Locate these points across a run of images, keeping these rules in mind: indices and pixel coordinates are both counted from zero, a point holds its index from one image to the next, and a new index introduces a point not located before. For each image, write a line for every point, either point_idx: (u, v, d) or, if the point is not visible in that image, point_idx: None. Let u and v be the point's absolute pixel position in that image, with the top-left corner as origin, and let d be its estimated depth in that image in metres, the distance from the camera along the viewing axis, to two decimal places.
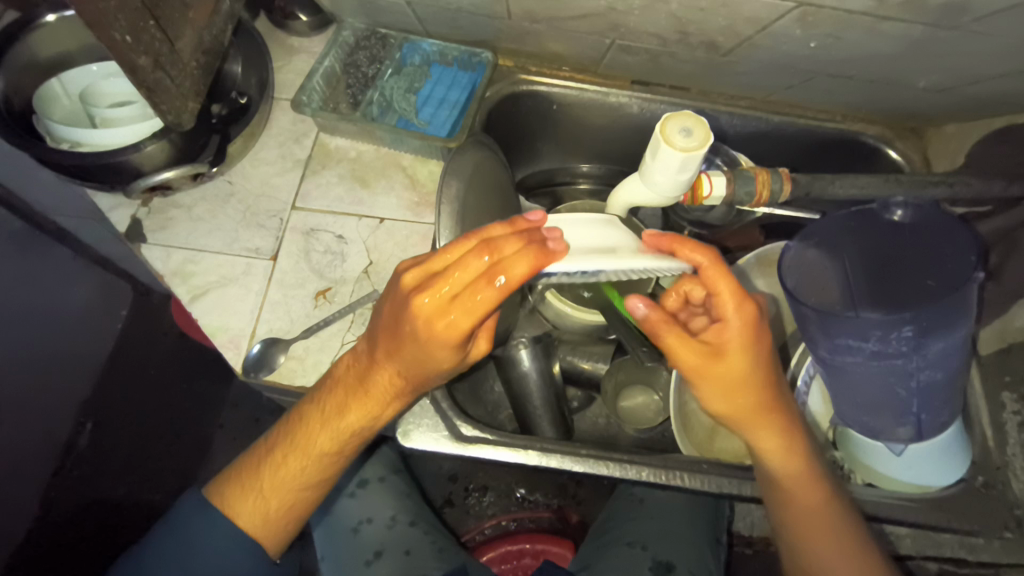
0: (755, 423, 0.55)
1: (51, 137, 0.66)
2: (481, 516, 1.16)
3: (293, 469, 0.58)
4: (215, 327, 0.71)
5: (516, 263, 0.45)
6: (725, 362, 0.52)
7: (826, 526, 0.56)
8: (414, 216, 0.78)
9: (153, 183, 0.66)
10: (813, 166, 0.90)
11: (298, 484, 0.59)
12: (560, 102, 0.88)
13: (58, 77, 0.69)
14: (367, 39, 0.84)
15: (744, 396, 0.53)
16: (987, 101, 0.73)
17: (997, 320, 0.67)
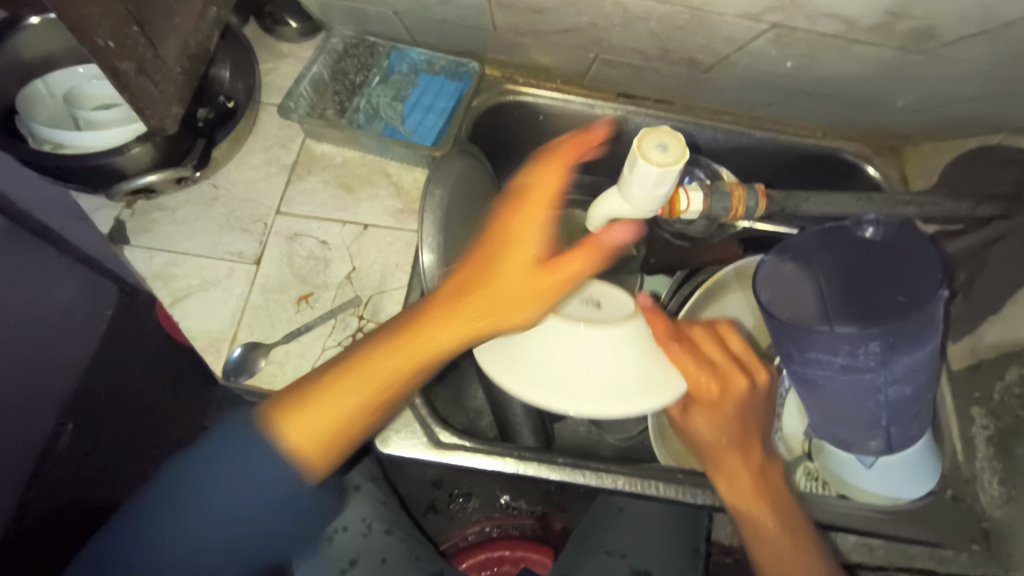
0: (729, 464, 0.60)
1: (34, 140, 0.66)
2: (465, 523, 1.12)
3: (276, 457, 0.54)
4: (196, 331, 0.71)
5: (573, 259, 0.56)
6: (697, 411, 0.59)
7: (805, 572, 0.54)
8: (398, 224, 0.79)
9: (136, 186, 0.67)
10: (793, 182, 0.92)
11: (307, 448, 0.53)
12: (546, 112, 0.89)
13: (41, 77, 0.69)
14: (356, 47, 0.85)
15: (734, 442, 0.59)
16: (960, 122, 0.75)
17: (969, 337, 0.70)
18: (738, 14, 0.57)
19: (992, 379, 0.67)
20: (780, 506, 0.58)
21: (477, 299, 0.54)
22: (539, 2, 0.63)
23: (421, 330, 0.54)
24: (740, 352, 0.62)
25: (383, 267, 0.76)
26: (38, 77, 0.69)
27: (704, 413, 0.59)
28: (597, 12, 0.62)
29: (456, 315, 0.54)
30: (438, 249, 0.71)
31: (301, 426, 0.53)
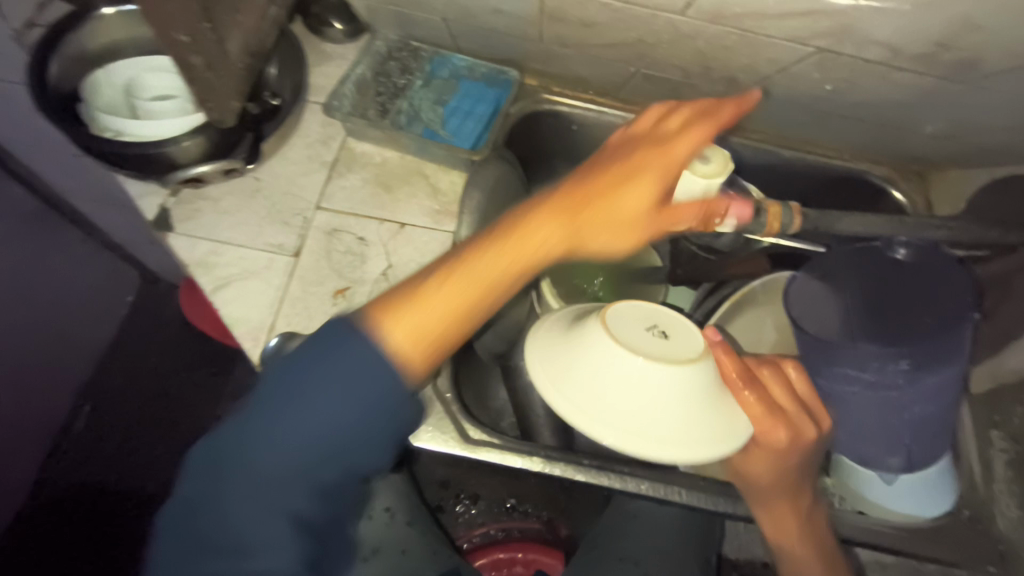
0: (772, 498, 0.59)
1: (95, 126, 0.69)
2: (471, 524, 1.13)
3: None
4: (236, 318, 0.73)
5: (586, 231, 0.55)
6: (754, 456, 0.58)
7: None
8: (434, 224, 0.81)
9: (188, 176, 0.69)
10: (820, 202, 0.94)
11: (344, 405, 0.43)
12: (579, 122, 0.92)
13: (103, 67, 0.72)
14: (400, 51, 0.88)
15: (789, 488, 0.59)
16: (988, 151, 0.76)
17: (989, 361, 0.71)
18: (785, 36, 0.60)
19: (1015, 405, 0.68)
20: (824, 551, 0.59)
21: (510, 248, 0.50)
22: (588, 15, 0.65)
23: (461, 275, 0.48)
24: (807, 397, 0.61)
25: (419, 266, 0.78)
26: (101, 67, 0.72)
27: (760, 454, 0.57)
28: (646, 28, 0.64)
29: (507, 267, 0.49)
30: None
31: (404, 321, 0.45)
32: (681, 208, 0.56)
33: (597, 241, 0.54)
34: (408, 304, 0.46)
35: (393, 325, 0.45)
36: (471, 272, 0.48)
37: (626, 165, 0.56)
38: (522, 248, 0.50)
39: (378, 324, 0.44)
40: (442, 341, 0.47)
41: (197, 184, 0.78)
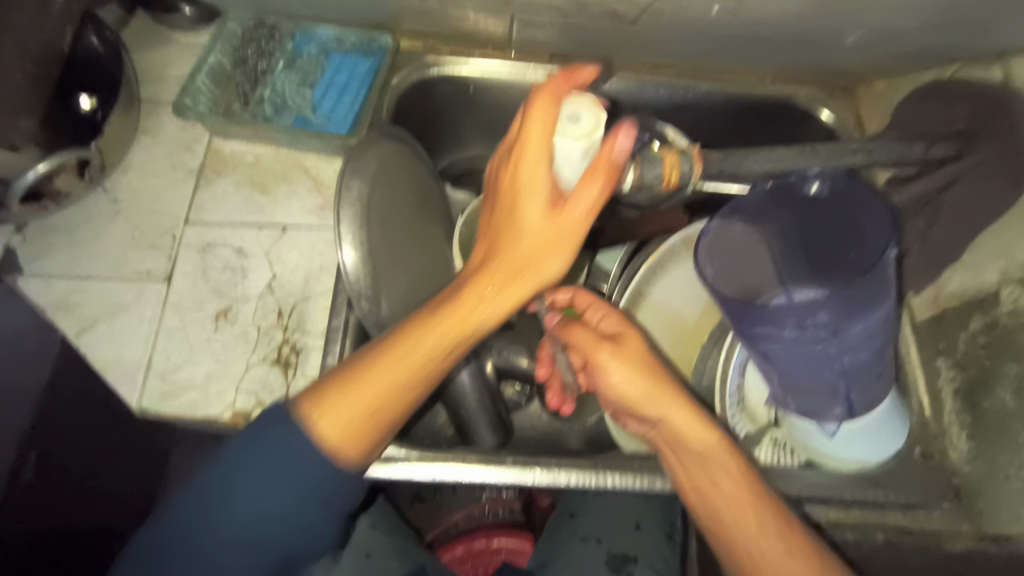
0: (725, 480, 0.51)
1: None
2: (453, 509, 1.02)
3: (363, 396, 0.49)
4: (107, 361, 0.65)
5: None
6: (624, 378, 0.51)
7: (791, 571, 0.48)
8: (319, 221, 0.73)
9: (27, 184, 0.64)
10: (730, 144, 0.85)
11: (393, 413, 0.51)
12: (477, 84, 0.80)
13: None
14: (256, 30, 0.77)
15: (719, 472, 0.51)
16: (911, 54, 0.70)
17: (931, 284, 0.67)
18: None
19: (957, 329, 0.64)
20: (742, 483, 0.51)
21: None
22: None
23: (445, 335, 0.50)
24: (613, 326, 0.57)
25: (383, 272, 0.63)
26: None
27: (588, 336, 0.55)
28: None
29: (512, 271, 0.50)
30: (360, 247, 0.64)
31: None
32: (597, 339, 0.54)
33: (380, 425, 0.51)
34: (343, 390, 0.49)
35: (315, 412, 0.49)
36: (375, 379, 0.49)
37: (535, 155, 0.49)
38: (551, 254, 0.50)
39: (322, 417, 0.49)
40: (388, 419, 0.51)
41: (54, 201, 0.69)
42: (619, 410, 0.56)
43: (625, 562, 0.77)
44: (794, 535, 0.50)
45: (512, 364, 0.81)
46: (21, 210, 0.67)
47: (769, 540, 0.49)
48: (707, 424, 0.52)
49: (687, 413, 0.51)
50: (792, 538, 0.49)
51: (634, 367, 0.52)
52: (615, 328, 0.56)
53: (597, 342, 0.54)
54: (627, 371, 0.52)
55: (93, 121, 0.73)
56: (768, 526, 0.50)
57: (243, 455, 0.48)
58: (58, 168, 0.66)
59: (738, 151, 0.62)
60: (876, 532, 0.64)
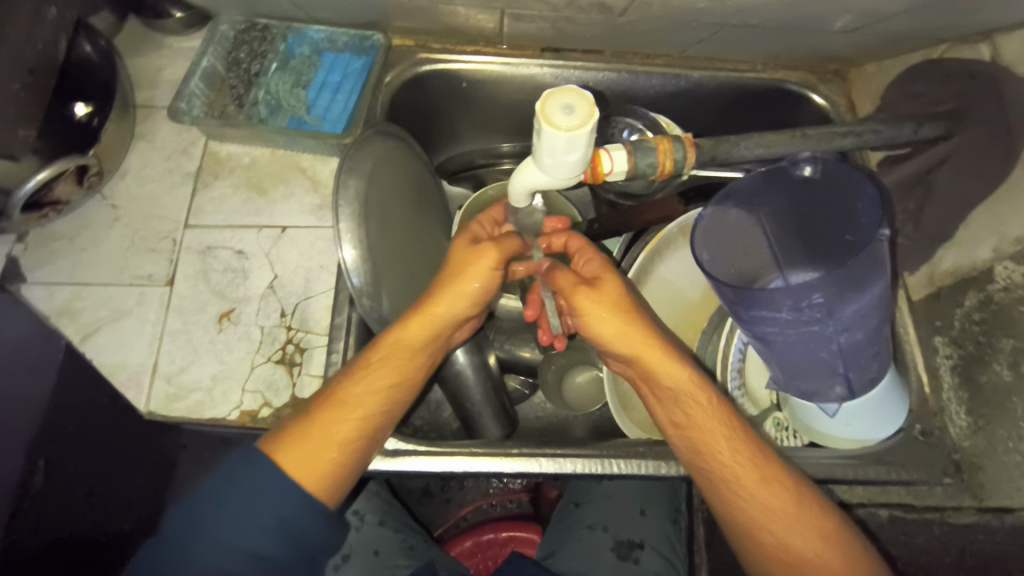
0: (704, 416, 0.56)
1: None
2: (461, 504, 1.03)
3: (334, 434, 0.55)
4: (113, 366, 0.66)
5: None
6: (600, 322, 0.56)
7: (794, 522, 0.54)
8: (318, 221, 0.73)
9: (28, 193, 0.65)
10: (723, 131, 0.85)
11: (335, 459, 0.55)
12: (469, 79, 0.81)
13: None
14: (247, 32, 0.77)
15: (720, 428, 0.56)
16: (899, 36, 0.70)
17: (927, 263, 0.67)
18: None
19: (952, 306, 0.65)
20: (742, 438, 0.56)
21: None
22: None
23: (375, 368, 0.57)
24: (593, 271, 0.60)
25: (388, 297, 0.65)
26: None
27: (568, 278, 0.59)
28: None
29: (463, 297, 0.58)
30: (359, 247, 0.64)
31: None
32: (575, 281, 0.58)
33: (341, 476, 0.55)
34: (301, 435, 0.55)
35: (279, 449, 0.54)
36: (334, 425, 0.55)
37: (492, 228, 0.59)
38: (462, 283, 0.58)
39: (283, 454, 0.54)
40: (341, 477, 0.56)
41: (56, 208, 0.70)
42: (596, 350, 0.61)
43: (634, 547, 0.78)
44: (763, 455, 0.56)
45: (515, 356, 0.82)
46: (21, 219, 0.68)
47: (774, 491, 0.54)
48: (678, 361, 0.57)
49: (663, 358, 0.56)
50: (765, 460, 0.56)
51: (606, 305, 0.56)
52: (596, 270, 0.60)
53: (574, 285, 0.58)
54: (604, 317, 0.56)
55: (88, 128, 0.73)
56: (745, 450, 0.56)
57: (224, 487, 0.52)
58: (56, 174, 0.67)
59: (730, 137, 0.62)
60: (880, 510, 0.67)
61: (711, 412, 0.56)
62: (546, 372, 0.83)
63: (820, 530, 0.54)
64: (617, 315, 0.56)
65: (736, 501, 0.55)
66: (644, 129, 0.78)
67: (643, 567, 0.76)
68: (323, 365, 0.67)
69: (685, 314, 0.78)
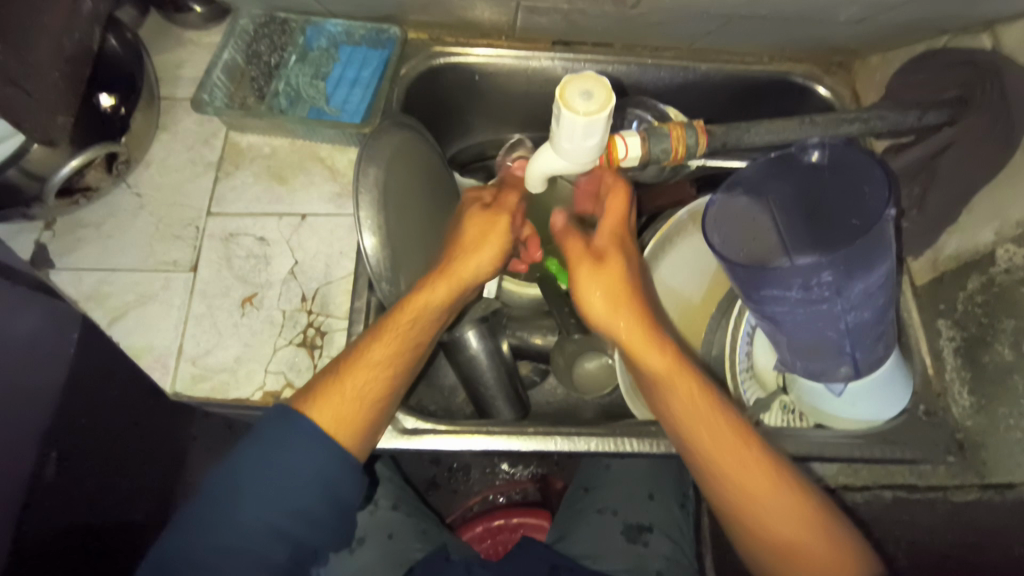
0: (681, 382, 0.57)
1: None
2: (469, 495, 1.05)
3: (363, 378, 0.57)
4: (140, 348, 0.68)
5: None
6: (593, 297, 0.56)
7: (767, 495, 0.54)
8: (337, 209, 0.75)
9: (64, 178, 0.67)
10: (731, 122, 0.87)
11: (363, 408, 0.56)
12: (481, 72, 0.83)
13: None
14: (266, 26, 0.80)
15: (700, 404, 0.56)
16: (903, 28, 0.72)
17: (930, 249, 0.69)
18: None
19: (955, 289, 0.67)
20: (722, 415, 0.57)
21: None
22: None
23: (403, 326, 0.58)
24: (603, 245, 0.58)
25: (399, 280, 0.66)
26: None
27: (580, 253, 0.58)
28: None
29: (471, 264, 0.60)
30: (379, 231, 0.66)
31: None
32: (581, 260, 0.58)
33: (367, 427, 0.57)
34: (327, 382, 0.56)
35: (306, 404, 0.55)
36: (361, 371, 0.57)
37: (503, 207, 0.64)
38: (481, 251, 0.61)
39: (306, 403, 0.55)
40: (366, 427, 0.57)
41: (83, 195, 0.72)
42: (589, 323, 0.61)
43: (643, 529, 0.79)
44: (739, 425, 0.57)
45: (527, 343, 0.84)
46: (54, 205, 0.71)
47: (751, 464, 0.55)
48: (665, 340, 0.57)
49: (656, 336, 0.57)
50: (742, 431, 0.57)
51: (606, 286, 0.56)
52: (605, 243, 0.58)
53: (581, 256, 0.58)
54: (598, 292, 0.56)
55: (116, 118, 0.75)
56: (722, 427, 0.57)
57: (256, 450, 0.53)
58: (87, 162, 0.70)
59: (739, 125, 0.64)
60: (884, 492, 0.70)
61: (695, 393, 0.56)
62: (556, 357, 0.83)
63: (796, 504, 0.54)
64: (610, 294, 0.56)
65: (706, 467, 0.56)
66: (654, 119, 0.80)
67: (653, 550, 0.77)
68: (344, 348, 0.69)
69: (696, 297, 0.79)
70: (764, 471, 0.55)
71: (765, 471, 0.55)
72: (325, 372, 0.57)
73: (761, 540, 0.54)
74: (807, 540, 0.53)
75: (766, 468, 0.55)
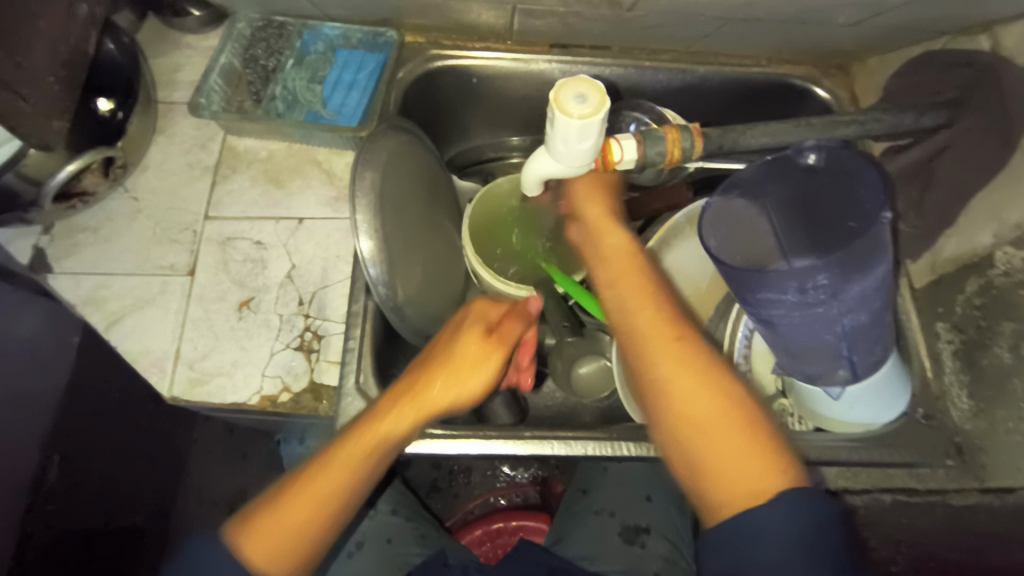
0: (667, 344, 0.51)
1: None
2: (469, 498, 1.05)
3: (304, 512, 0.52)
4: (137, 353, 0.68)
5: None
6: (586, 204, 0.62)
7: (699, 389, 0.49)
8: (334, 212, 0.75)
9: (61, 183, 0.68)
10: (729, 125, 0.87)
11: (314, 523, 0.52)
12: (478, 75, 0.82)
13: None
14: (264, 30, 0.80)
15: (648, 302, 0.54)
16: (900, 29, 0.72)
17: (929, 251, 0.69)
18: None
19: (954, 292, 0.66)
20: (669, 309, 0.54)
21: None
22: None
23: (358, 451, 0.54)
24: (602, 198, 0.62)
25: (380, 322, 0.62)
26: None
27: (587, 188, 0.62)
28: None
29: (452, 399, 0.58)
30: (376, 235, 0.66)
31: None
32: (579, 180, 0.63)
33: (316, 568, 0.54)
34: (283, 500, 0.53)
35: (244, 534, 0.51)
36: (302, 516, 0.52)
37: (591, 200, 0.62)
38: (466, 379, 0.59)
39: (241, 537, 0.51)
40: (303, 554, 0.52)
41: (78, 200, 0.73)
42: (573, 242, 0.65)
43: (640, 531, 0.79)
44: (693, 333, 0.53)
45: None
46: (51, 210, 0.71)
47: (689, 358, 0.51)
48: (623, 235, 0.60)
49: (668, 335, 0.52)
50: (709, 364, 0.51)
51: (590, 197, 0.62)
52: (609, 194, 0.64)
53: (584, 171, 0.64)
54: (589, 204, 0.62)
55: (113, 121, 0.76)
56: (718, 407, 0.48)
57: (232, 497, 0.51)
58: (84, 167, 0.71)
59: (736, 127, 0.64)
60: (884, 496, 0.67)
61: (643, 283, 0.56)
62: (556, 362, 0.83)
63: (729, 404, 0.49)
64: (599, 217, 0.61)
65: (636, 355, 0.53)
66: (651, 122, 0.80)
67: (649, 551, 0.77)
68: (341, 352, 0.69)
69: (694, 300, 0.79)
70: (702, 364, 0.50)
71: (709, 371, 0.50)
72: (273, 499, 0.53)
73: (678, 437, 0.49)
74: (726, 446, 0.47)
75: (710, 371, 0.50)
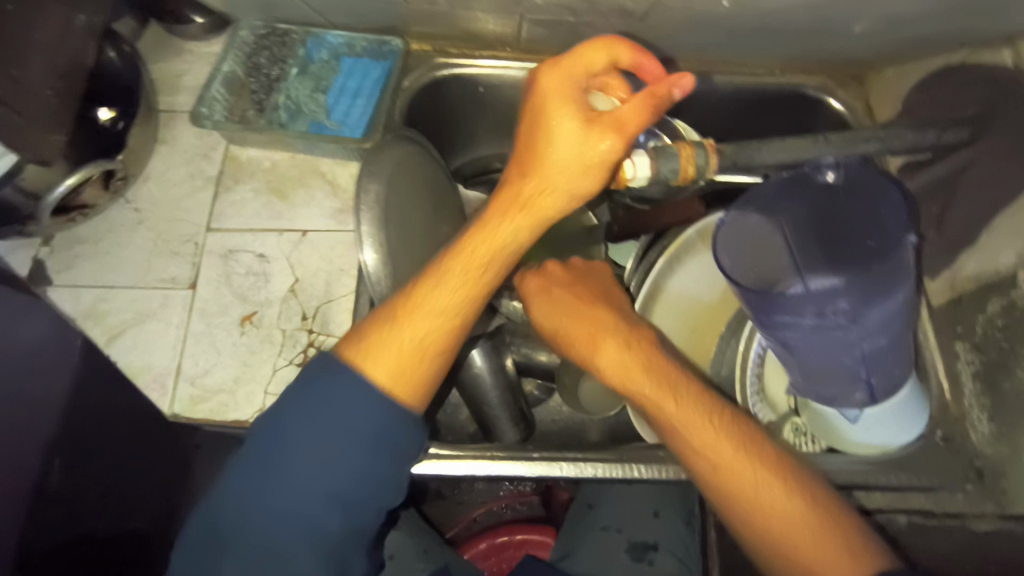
0: (713, 438, 0.52)
1: None
2: (472, 505, 1.03)
3: (426, 321, 0.51)
4: (137, 368, 0.67)
5: None
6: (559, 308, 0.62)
7: (741, 461, 0.51)
8: (338, 224, 0.74)
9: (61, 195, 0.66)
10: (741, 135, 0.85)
11: (439, 326, 0.51)
12: (484, 84, 0.81)
13: None
14: (267, 38, 0.79)
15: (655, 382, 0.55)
16: (919, 39, 0.70)
17: (948, 269, 0.67)
18: None
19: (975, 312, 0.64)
20: (674, 383, 0.55)
21: None
22: None
23: (472, 266, 0.52)
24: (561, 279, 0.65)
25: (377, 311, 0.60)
26: None
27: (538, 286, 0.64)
28: None
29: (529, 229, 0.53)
30: (381, 250, 0.64)
31: None
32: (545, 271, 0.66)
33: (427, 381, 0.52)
34: (369, 340, 0.50)
35: (362, 360, 0.50)
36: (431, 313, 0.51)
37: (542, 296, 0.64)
38: (539, 215, 0.52)
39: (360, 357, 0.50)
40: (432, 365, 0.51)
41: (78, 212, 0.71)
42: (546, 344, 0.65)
43: (648, 548, 0.78)
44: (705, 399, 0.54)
45: (530, 358, 0.82)
46: (50, 223, 0.70)
47: (712, 433, 0.52)
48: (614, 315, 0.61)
49: (704, 417, 0.53)
50: (735, 428, 0.52)
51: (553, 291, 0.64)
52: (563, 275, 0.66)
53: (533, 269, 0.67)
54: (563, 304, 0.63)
55: (115, 133, 0.74)
56: (785, 504, 0.49)
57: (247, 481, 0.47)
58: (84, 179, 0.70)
59: (751, 142, 0.62)
60: (899, 515, 0.65)
61: (649, 363, 0.56)
62: (562, 376, 0.81)
63: (771, 465, 0.51)
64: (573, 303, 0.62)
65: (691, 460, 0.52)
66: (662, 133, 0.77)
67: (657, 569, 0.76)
68: None
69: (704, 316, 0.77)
70: (734, 433, 0.52)
71: (738, 437, 0.52)
72: (384, 324, 0.51)
73: (748, 510, 0.50)
74: (797, 512, 0.49)
75: (739, 437, 0.52)
